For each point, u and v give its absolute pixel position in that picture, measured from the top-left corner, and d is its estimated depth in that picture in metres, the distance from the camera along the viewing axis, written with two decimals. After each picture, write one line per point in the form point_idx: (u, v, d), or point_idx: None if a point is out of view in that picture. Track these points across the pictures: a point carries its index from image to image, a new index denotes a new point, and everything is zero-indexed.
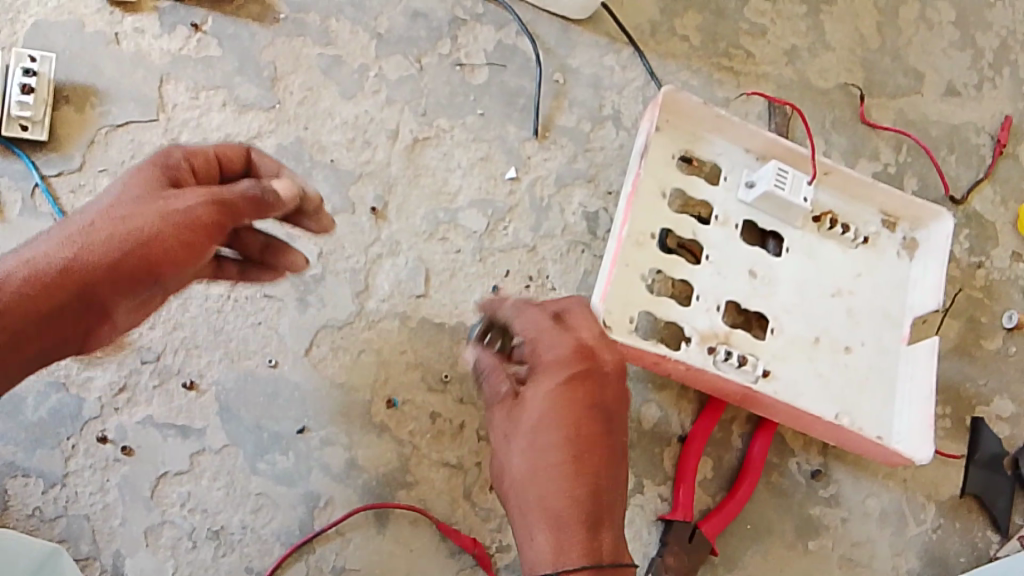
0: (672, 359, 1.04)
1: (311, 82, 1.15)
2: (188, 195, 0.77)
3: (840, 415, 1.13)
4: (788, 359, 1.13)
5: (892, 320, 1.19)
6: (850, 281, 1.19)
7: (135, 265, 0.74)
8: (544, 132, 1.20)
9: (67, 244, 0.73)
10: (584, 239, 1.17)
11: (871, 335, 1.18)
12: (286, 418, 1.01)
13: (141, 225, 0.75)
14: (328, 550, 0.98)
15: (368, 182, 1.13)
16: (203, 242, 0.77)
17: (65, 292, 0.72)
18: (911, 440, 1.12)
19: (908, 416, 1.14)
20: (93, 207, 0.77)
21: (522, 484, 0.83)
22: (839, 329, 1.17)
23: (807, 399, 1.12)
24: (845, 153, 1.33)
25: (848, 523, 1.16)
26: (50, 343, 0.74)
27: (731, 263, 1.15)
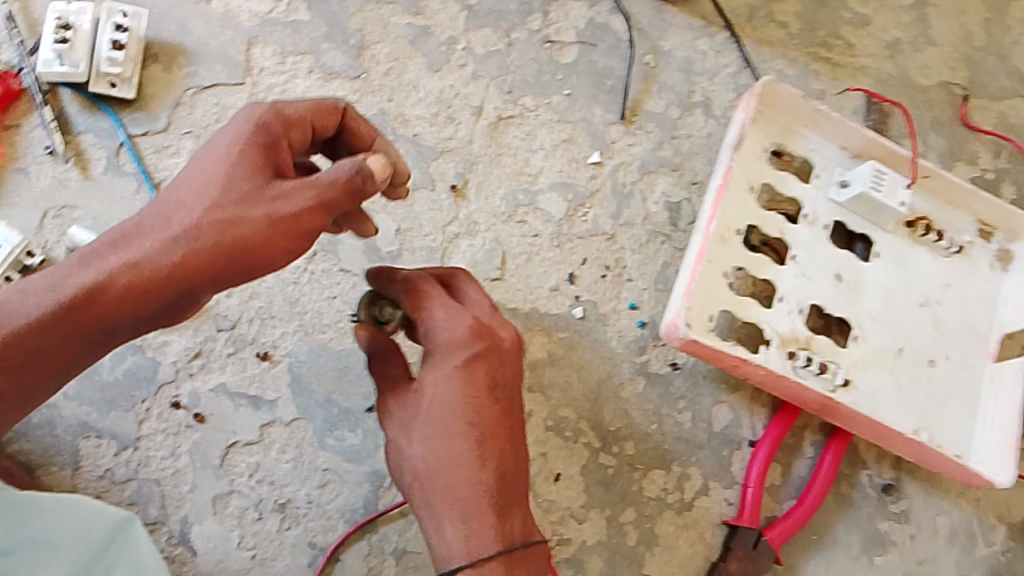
0: (753, 362, 1.01)
1: (398, 53, 1.12)
2: (293, 191, 0.72)
3: (919, 430, 1.09)
4: (870, 369, 1.09)
5: (979, 335, 1.14)
6: (939, 291, 1.14)
7: (238, 268, 0.72)
8: (631, 117, 1.17)
9: (172, 250, 0.70)
10: (664, 230, 1.14)
11: (956, 349, 1.13)
12: (356, 394, 1.00)
13: (246, 234, 0.70)
14: (391, 529, 0.98)
15: (450, 159, 1.11)
16: (304, 245, 0.73)
17: (164, 296, 0.71)
18: (992, 462, 1.08)
19: (989, 436, 1.10)
20: (195, 195, 0.72)
21: (422, 474, 0.75)
22: (924, 341, 1.12)
23: (886, 411, 1.08)
24: (942, 155, 1.26)
25: (915, 540, 1.12)
26: (144, 328, 0.74)
27: (818, 265, 1.11)
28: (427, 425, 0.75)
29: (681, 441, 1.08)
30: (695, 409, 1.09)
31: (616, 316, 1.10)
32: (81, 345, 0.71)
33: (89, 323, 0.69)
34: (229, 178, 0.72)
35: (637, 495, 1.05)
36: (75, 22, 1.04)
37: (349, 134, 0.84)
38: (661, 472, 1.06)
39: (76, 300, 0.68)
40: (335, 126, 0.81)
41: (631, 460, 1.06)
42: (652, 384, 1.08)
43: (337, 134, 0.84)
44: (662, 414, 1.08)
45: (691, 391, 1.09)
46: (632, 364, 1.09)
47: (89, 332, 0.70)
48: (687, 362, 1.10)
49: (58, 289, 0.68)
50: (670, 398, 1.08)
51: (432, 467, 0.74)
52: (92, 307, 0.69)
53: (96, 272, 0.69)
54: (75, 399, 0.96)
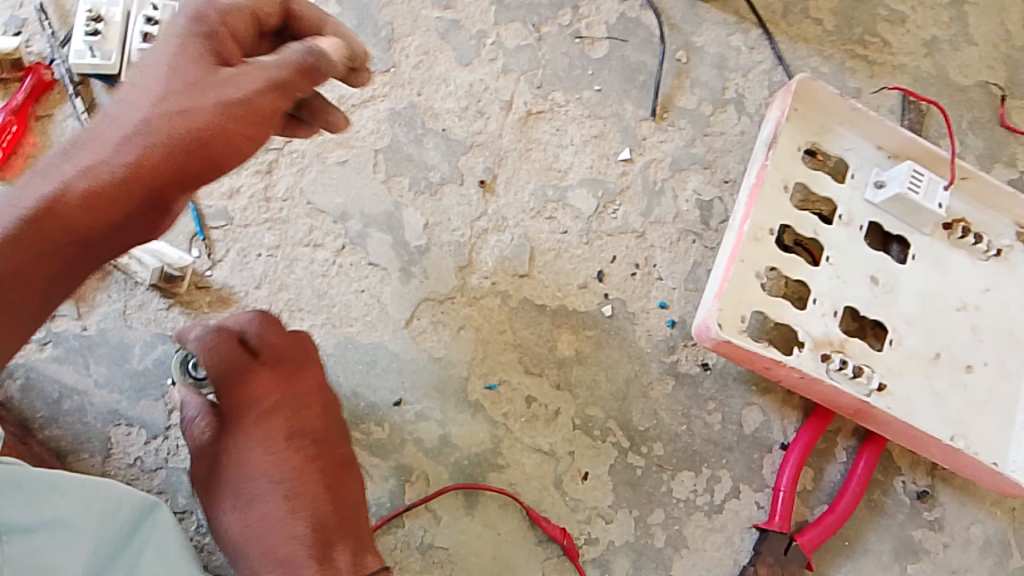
0: (786, 365, 0.99)
1: (428, 46, 1.11)
2: (245, 77, 0.72)
3: (955, 437, 1.06)
4: (905, 373, 1.07)
5: (1018, 341, 1.11)
6: (977, 295, 1.11)
7: (200, 163, 0.72)
8: (663, 113, 1.15)
9: (127, 155, 0.70)
10: (695, 228, 1.12)
11: (994, 354, 1.10)
12: (383, 388, 1.00)
13: (198, 124, 0.71)
14: (416, 525, 0.97)
15: (479, 153, 1.09)
16: (263, 131, 0.74)
17: (130, 202, 0.70)
18: None
19: None
20: (142, 97, 0.72)
21: (243, 536, 0.78)
22: (961, 346, 1.09)
23: (922, 417, 1.06)
24: (981, 156, 1.24)
25: (949, 549, 1.09)
26: (120, 244, 0.73)
27: (853, 267, 1.09)
28: (270, 459, 0.78)
29: (712, 443, 1.06)
30: (725, 410, 1.07)
31: (646, 314, 1.08)
32: (55, 265, 0.69)
33: (57, 239, 0.68)
34: (173, 72, 0.72)
35: (666, 496, 1.03)
36: (107, 13, 1.04)
37: (296, 22, 0.79)
38: (690, 473, 1.04)
39: (38, 212, 0.67)
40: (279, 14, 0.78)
41: (660, 460, 1.04)
42: (681, 384, 1.07)
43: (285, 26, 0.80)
44: (692, 414, 1.06)
45: (720, 392, 1.07)
46: (660, 363, 1.07)
47: (57, 247, 0.69)
48: (717, 363, 1.08)
49: (18, 205, 0.68)
50: (699, 399, 1.07)
51: (279, 517, 0.77)
52: (56, 221, 0.68)
53: (56, 183, 0.69)
54: (105, 386, 0.96)
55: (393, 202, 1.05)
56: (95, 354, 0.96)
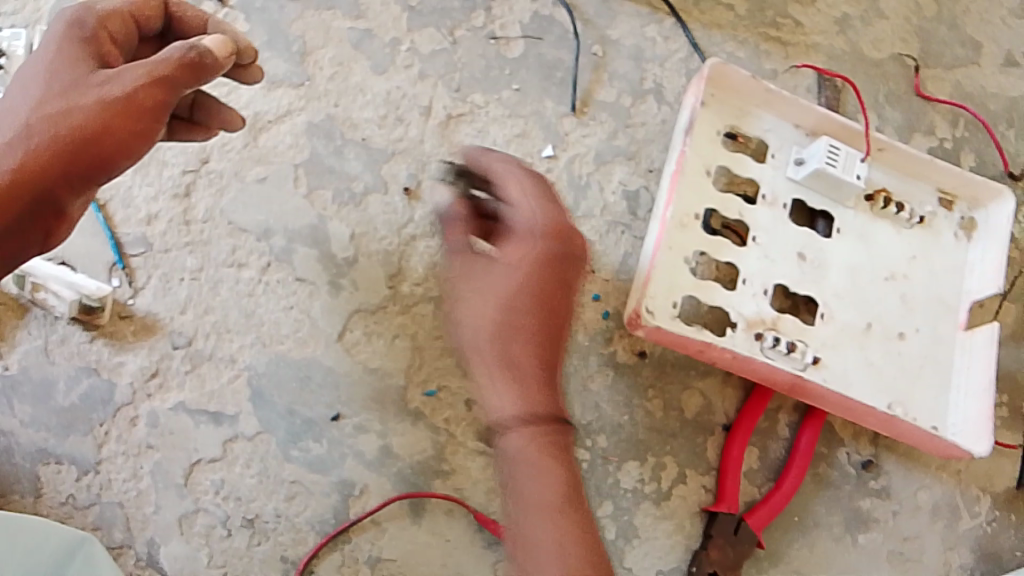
0: (717, 347, 1.00)
1: (342, 57, 1.11)
2: (124, 74, 0.73)
3: (892, 404, 1.07)
4: (838, 346, 1.08)
5: (946, 306, 1.13)
6: (904, 264, 1.13)
7: (86, 160, 0.72)
8: (583, 107, 1.16)
9: (9, 154, 0.70)
10: (624, 219, 1.13)
11: (925, 320, 1.12)
12: (319, 404, 0.98)
13: (80, 121, 0.72)
14: (363, 540, 0.95)
15: (401, 160, 1.08)
16: (150, 125, 0.75)
17: (16, 203, 0.69)
18: (967, 432, 1.07)
19: (964, 406, 1.09)
20: (22, 101, 0.73)
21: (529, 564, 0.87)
22: (891, 314, 1.11)
23: (857, 388, 1.07)
24: (899, 128, 1.26)
25: (898, 516, 1.10)
26: (16, 250, 0.72)
27: (780, 245, 1.10)
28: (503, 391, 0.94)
29: (654, 431, 1.06)
30: (666, 397, 1.08)
31: (582, 308, 1.09)
32: None
33: None
34: (53, 75, 0.74)
35: (613, 487, 1.04)
36: (9, 47, 1.04)
37: (177, 24, 0.85)
38: (636, 463, 1.05)
39: None
40: (158, 17, 0.83)
41: (605, 452, 1.04)
42: (621, 375, 1.07)
43: (167, 29, 0.85)
44: (634, 403, 1.07)
45: (660, 379, 1.08)
46: (599, 355, 1.08)
47: None
48: (655, 350, 1.09)
49: None
50: (639, 388, 1.07)
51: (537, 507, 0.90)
52: None
53: None
54: (31, 425, 0.93)
55: (317, 216, 1.04)
56: (19, 393, 0.94)
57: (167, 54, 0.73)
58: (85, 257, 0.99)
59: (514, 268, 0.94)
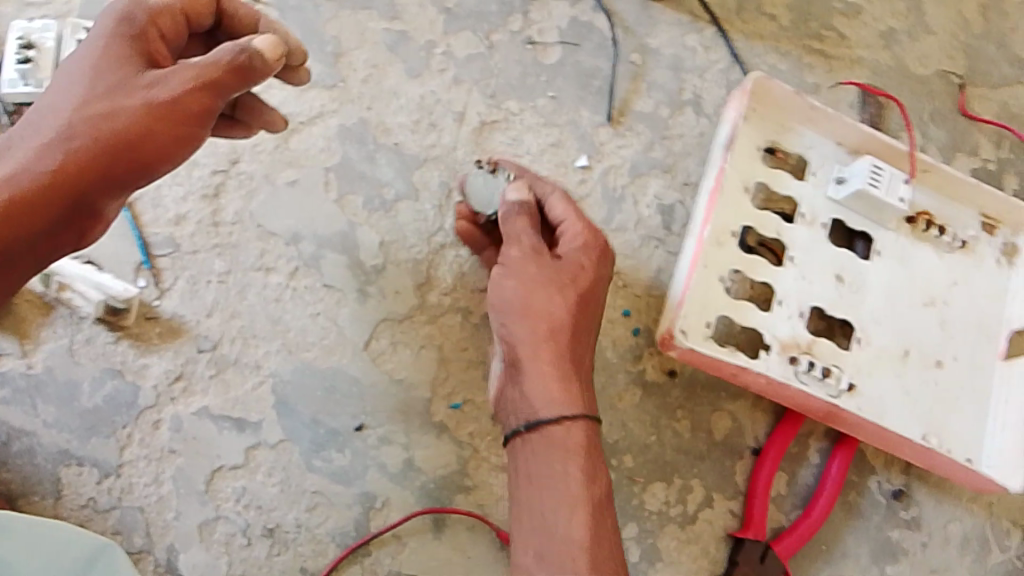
0: (752, 370, 0.97)
1: (376, 59, 1.09)
2: (172, 78, 0.72)
3: (927, 435, 1.05)
4: (873, 372, 1.05)
5: (986, 333, 1.10)
6: (944, 289, 1.10)
7: (126, 163, 0.72)
8: (619, 117, 1.13)
9: (49, 155, 0.70)
10: (658, 234, 1.11)
11: (964, 348, 1.09)
12: (343, 414, 0.96)
13: (123, 124, 0.71)
14: (383, 553, 0.94)
15: (433, 167, 1.06)
16: (193, 130, 0.74)
17: (55, 206, 0.69)
18: (1002, 464, 1.04)
19: (1000, 438, 1.06)
20: (67, 99, 0.72)
21: None
22: (929, 340, 1.08)
23: (892, 415, 1.04)
24: (943, 148, 1.23)
25: (927, 548, 1.08)
26: (49, 252, 0.73)
27: (818, 266, 1.07)
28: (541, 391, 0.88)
29: (682, 452, 1.04)
30: (695, 419, 1.05)
31: (612, 324, 1.07)
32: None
33: None
34: (99, 74, 0.73)
35: (638, 509, 1.02)
36: (39, 40, 1.02)
37: (226, 19, 0.83)
38: (662, 484, 1.03)
39: None
40: (209, 15, 0.81)
41: (631, 473, 1.03)
42: (649, 394, 1.05)
43: (216, 24, 0.84)
44: (662, 423, 1.05)
45: (689, 401, 1.06)
46: (627, 373, 1.06)
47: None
48: (685, 369, 1.07)
49: None
50: (668, 409, 1.05)
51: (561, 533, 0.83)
52: None
53: None
54: (55, 425, 0.93)
55: (347, 222, 1.02)
56: (43, 394, 0.93)
57: (217, 59, 0.72)
58: (112, 258, 0.98)
59: (562, 296, 0.90)
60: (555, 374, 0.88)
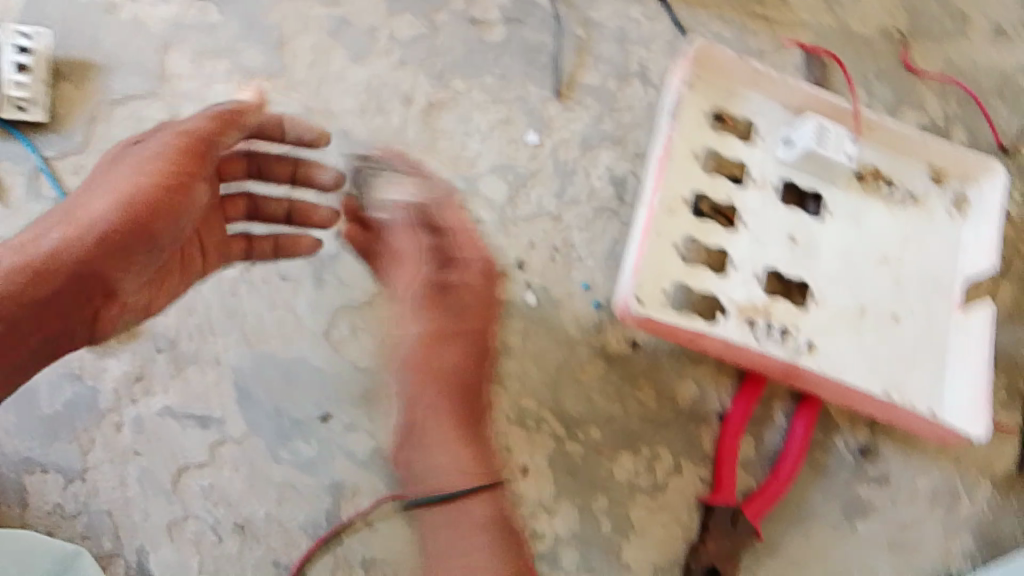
0: (708, 335, 0.98)
1: (321, 46, 1.10)
2: (163, 139, 0.79)
3: (888, 390, 1.05)
4: (831, 330, 1.07)
5: (941, 286, 1.11)
6: (897, 245, 1.11)
7: (132, 229, 0.75)
8: (567, 91, 1.15)
9: (63, 230, 0.73)
10: (610, 206, 1.12)
11: (919, 301, 1.10)
12: (306, 404, 0.97)
13: (127, 190, 0.75)
14: (356, 541, 0.93)
15: (384, 151, 1.08)
16: (185, 179, 0.79)
17: (64, 273, 0.72)
18: (963, 414, 1.04)
19: (961, 388, 1.06)
20: (87, 189, 0.78)
21: None
22: (885, 295, 1.09)
23: (852, 372, 1.05)
24: (889, 106, 1.24)
25: (896, 503, 1.06)
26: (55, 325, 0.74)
27: (770, 228, 1.09)
28: (447, 456, 0.94)
29: (646, 421, 1.05)
30: (659, 386, 1.06)
31: (570, 298, 1.08)
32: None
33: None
34: (116, 162, 0.80)
35: (607, 480, 1.02)
36: None
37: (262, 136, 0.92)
38: (629, 455, 1.03)
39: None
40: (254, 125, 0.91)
41: (598, 444, 1.03)
42: (613, 365, 1.06)
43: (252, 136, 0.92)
44: (625, 393, 1.05)
45: (652, 368, 1.07)
46: (590, 346, 1.07)
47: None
48: (647, 341, 1.08)
49: None
50: (632, 376, 1.06)
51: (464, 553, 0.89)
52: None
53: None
54: (17, 434, 0.92)
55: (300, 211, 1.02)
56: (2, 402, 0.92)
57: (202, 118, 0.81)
58: None
59: (455, 345, 0.99)
60: (466, 448, 0.96)
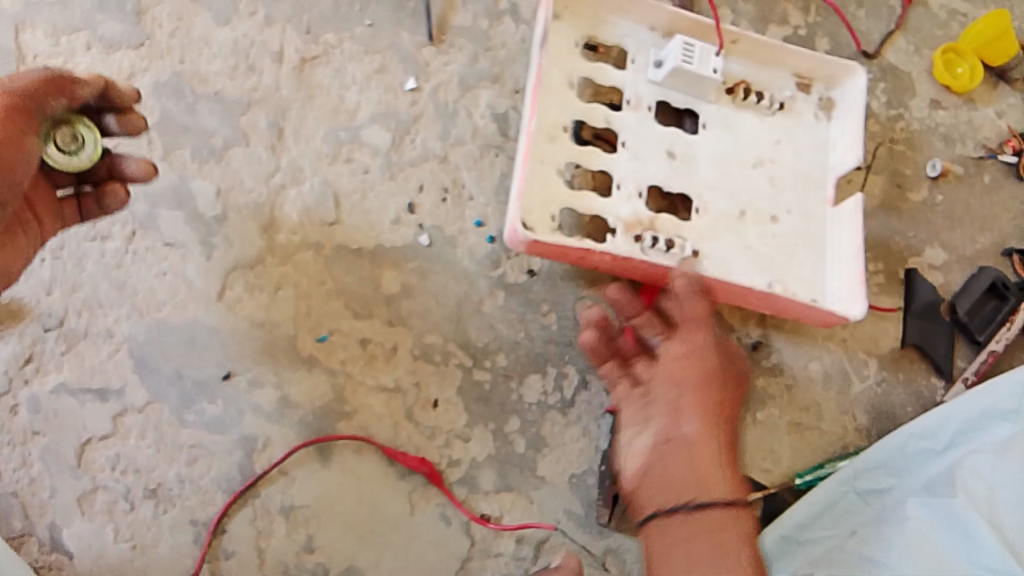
0: (597, 250, 1.01)
1: (181, 11, 1.09)
2: None
3: (772, 284, 1.11)
4: (714, 236, 1.11)
5: (814, 183, 1.17)
6: (769, 149, 1.16)
7: None
8: (440, 36, 1.14)
9: None
10: (496, 141, 1.12)
11: (795, 201, 1.15)
12: (206, 364, 0.97)
13: None
14: (273, 490, 0.95)
15: (260, 110, 1.07)
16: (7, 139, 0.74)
17: None
18: (843, 298, 1.10)
19: (839, 275, 1.12)
20: None
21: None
22: (762, 198, 1.14)
23: (737, 272, 1.10)
24: (753, 21, 1.29)
25: (793, 389, 1.15)
26: None
27: (649, 146, 1.12)
28: None
29: (552, 343, 1.07)
30: (560, 309, 1.08)
31: (465, 235, 1.08)
32: None
33: None
34: None
35: (518, 403, 1.04)
36: None
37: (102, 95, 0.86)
38: (538, 375, 1.06)
39: None
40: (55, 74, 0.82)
41: (506, 370, 1.05)
42: (512, 294, 1.08)
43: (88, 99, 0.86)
44: (528, 320, 1.07)
45: (552, 293, 1.09)
46: (488, 278, 1.08)
47: None
48: (543, 267, 1.09)
49: None
50: (533, 304, 1.08)
51: None
52: None
53: None
54: None
55: (178, 177, 1.03)
56: None
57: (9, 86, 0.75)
58: None
59: None
60: None
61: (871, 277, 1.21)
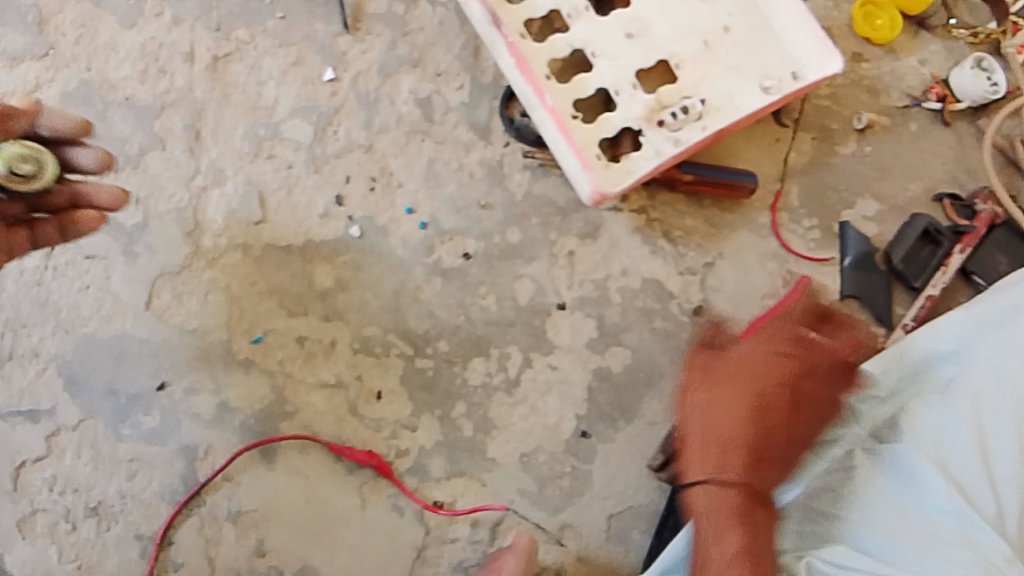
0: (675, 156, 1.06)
1: (84, 18, 1.06)
2: None
3: (784, 74, 1.12)
4: (720, 89, 1.12)
5: (754, 25, 1.14)
6: (706, 26, 1.14)
7: None
8: (356, 23, 1.12)
9: None
10: (422, 126, 1.10)
11: (741, 38, 1.13)
12: (141, 376, 0.97)
13: None
14: (218, 497, 0.95)
15: (174, 112, 1.05)
16: None
17: None
18: (817, 59, 1.11)
19: (802, 41, 1.13)
20: None
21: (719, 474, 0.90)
22: (736, 52, 1.13)
23: (741, 92, 1.12)
24: None
25: None
26: None
27: (617, 67, 1.12)
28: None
29: (492, 324, 1.06)
30: (498, 290, 1.08)
31: (396, 224, 1.07)
32: None
33: None
34: None
35: (463, 387, 1.04)
36: None
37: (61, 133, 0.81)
38: (480, 358, 1.05)
39: None
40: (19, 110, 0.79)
41: (448, 354, 1.04)
42: (449, 279, 1.07)
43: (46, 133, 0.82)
44: (466, 304, 1.06)
45: (489, 274, 1.08)
46: (423, 266, 1.07)
47: None
48: (478, 249, 1.08)
49: None
50: (471, 287, 1.07)
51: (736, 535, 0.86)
52: None
53: None
54: None
55: None
56: None
57: None
58: None
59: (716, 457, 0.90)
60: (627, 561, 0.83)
61: (807, 231, 1.20)
